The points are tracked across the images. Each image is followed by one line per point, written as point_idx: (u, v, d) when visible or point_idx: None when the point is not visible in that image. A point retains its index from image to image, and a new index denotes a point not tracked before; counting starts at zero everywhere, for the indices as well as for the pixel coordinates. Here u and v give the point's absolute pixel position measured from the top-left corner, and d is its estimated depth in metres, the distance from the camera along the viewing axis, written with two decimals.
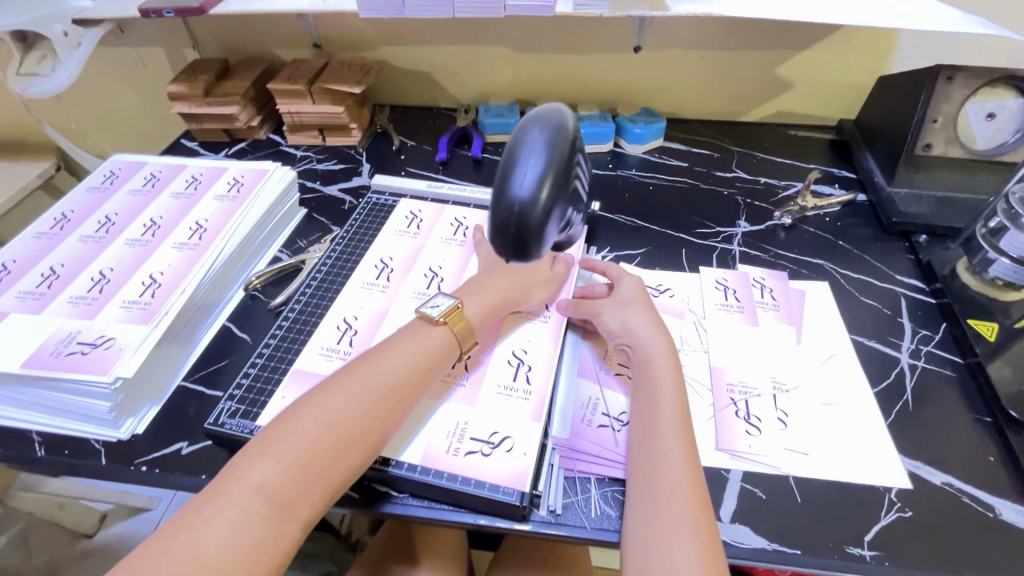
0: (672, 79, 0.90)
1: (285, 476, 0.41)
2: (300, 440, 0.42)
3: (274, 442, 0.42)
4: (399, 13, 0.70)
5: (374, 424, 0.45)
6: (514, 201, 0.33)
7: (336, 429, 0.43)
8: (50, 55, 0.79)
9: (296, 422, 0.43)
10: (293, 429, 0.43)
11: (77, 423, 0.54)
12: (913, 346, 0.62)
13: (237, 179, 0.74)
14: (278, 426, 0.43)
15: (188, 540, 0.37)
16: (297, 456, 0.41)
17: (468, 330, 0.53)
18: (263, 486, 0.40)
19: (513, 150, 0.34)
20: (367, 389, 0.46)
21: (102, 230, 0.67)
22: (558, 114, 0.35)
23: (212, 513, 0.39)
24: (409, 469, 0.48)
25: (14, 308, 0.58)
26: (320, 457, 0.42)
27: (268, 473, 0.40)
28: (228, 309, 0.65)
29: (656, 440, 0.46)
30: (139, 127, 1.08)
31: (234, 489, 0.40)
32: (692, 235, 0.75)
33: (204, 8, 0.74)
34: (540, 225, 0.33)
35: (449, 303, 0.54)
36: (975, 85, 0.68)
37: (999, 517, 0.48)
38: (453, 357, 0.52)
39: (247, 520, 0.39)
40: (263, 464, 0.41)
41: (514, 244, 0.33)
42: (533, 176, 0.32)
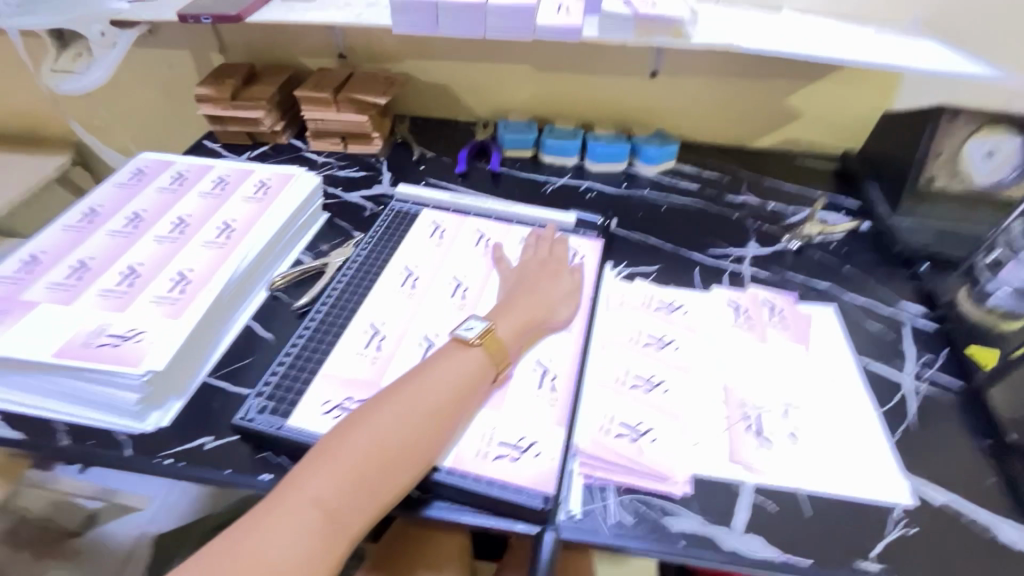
0: (687, 105, 0.94)
1: (340, 491, 0.43)
2: (351, 458, 0.44)
3: (326, 457, 0.44)
4: (432, 30, 0.73)
5: (421, 446, 0.47)
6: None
7: (381, 448, 0.45)
8: (85, 54, 0.81)
9: (347, 438, 0.45)
10: (344, 446, 0.45)
11: (103, 414, 0.55)
12: (916, 370, 0.64)
13: (264, 181, 0.75)
14: (329, 443, 0.45)
15: (252, 543, 0.40)
16: (348, 473, 0.43)
17: (502, 352, 0.55)
18: (319, 500, 0.42)
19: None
20: (414, 409, 0.48)
21: (131, 226, 0.68)
22: None
23: (270, 522, 0.41)
24: (455, 475, 0.49)
25: (44, 298, 0.58)
26: (368, 474, 0.44)
27: (322, 487, 0.42)
28: (252, 308, 0.66)
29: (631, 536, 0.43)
30: (159, 125, 1.10)
31: (292, 501, 0.42)
32: (703, 255, 0.78)
33: (240, 16, 0.76)
34: None
35: (483, 325, 0.55)
36: (977, 123, 0.73)
37: (998, 537, 0.50)
38: (489, 377, 0.53)
39: (302, 532, 0.41)
40: (316, 478, 0.43)
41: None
42: None
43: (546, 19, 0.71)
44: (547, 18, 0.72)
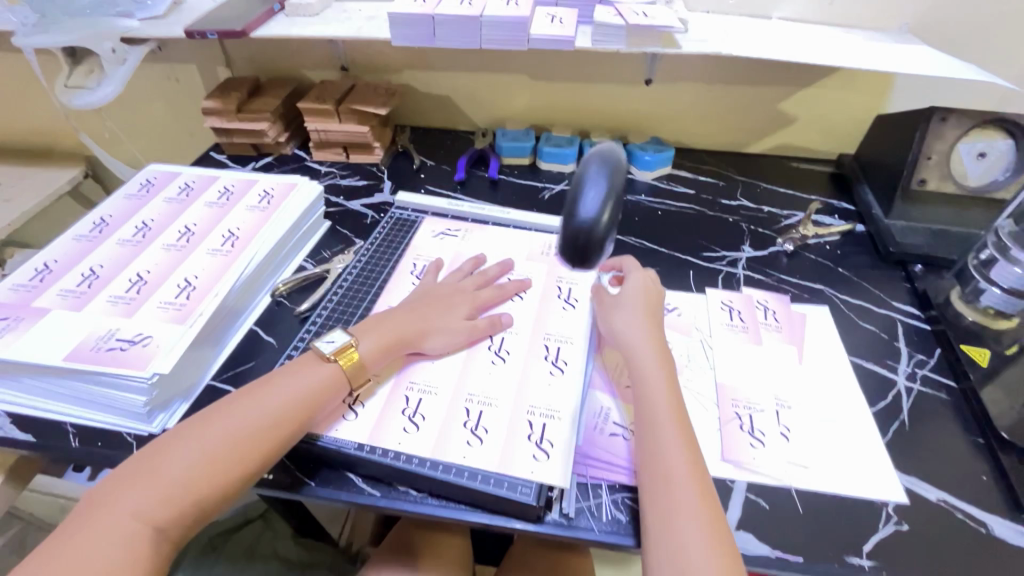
0: (681, 112, 0.95)
1: (191, 468, 0.44)
2: (216, 439, 0.45)
3: (196, 432, 0.46)
4: (429, 42, 0.75)
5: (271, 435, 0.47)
6: (585, 223, 0.54)
7: (240, 436, 0.46)
8: (96, 71, 0.84)
9: (218, 420, 0.47)
10: (218, 426, 0.46)
11: (111, 417, 0.56)
12: (910, 370, 0.64)
13: (267, 190, 0.77)
14: (201, 422, 0.47)
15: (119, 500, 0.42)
16: (209, 453, 0.45)
17: (358, 369, 0.54)
18: (174, 475, 0.43)
19: (581, 184, 0.55)
20: (266, 404, 0.49)
21: (139, 235, 0.70)
22: (613, 156, 0.57)
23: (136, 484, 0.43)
24: (450, 473, 0.50)
25: (55, 305, 0.60)
26: (226, 457, 0.45)
27: (183, 462, 0.44)
28: (255, 314, 0.68)
29: (658, 444, 0.48)
30: (166, 138, 1.13)
31: (157, 465, 0.44)
32: (698, 258, 0.79)
33: (245, 31, 0.79)
34: (602, 235, 0.54)
35: (344, 339, 0.55)
36: (967, 125, 0.73)
37: (991, 533, 0.50)
38: (345, 389, 0.53)
39: (155, 499, 0.42)
40: (182, 452, 0.45)
41: (582, 249, 0.54)
42: (597, 203, 0.53)
43: (539, 30, 0.73)
44: (541, 29, 0.73)
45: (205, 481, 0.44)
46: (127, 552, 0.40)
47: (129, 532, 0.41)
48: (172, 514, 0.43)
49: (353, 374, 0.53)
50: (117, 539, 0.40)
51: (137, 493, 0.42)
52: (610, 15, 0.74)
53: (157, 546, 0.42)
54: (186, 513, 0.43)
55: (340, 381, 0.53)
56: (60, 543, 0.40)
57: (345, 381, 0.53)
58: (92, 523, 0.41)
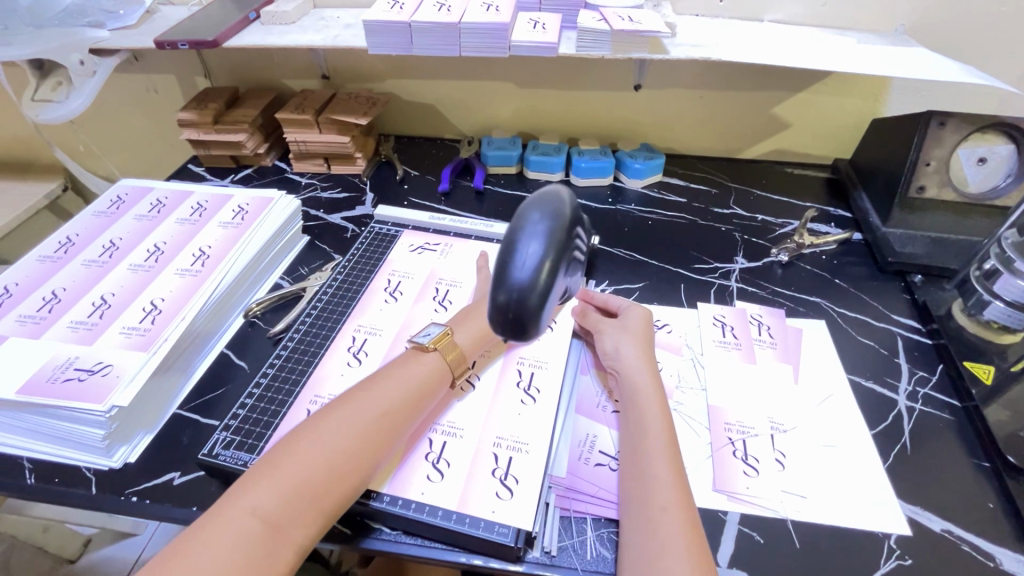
0: (671, 117, 0.93)
1: (278, 498, 0.41)
2: (300, 465, 0.42)
3: (272, 464, 0.42)
4: (407, 51, 0.72)
5: (363, 454, 0.45)
6: (511, 291, 0.35)
7: (329, 457, 0.43)
8: (65, 83, 0.81)
9: (293, 445, 0.44)
10: (298, 452, 0.43)
11: (69, 451, 0.53)
12: (911, 388, 0.62)
13: (242, 206, 0.75)
14: (274, 453, 0.44)
15: (191, 556, 0.37)
16: (293, 480, 0.42)
17: (459, 357, 0.54)
18: (257, 510, 0.40)
19: (514, 234, 0.37)
20: (355, 419, 0.46)
21: (106, 255, 0.67)
22: (556, 200, 0.39)
23: (210, 533, 0.39)
24: (424, 511, 0.47)
25: (13, 332, 0.58)
26: (315, 481, 0.42)
27: (263, 496, 0.40)
28: (227, 337, 0.65)
29: (648, 467, 0.46)
30: (147, 149, 1.10)
31: (231, 511, 0.40)
32: (690, 270, 0.76)
33: (217, 41, 0.76)
34: (538, 307, 0.35)
35: (440, 330, 0.55)
36: (967, 131, 0.70)
37: (1000, 567, 0.47)
38: (445, 383, 0.52)
39: (243, 541, 0.38)
40: (259, 487, 0.41)
41: (513, 324, 0.35)
42: (532, 261, 0.35)
43: (520, 36, 0.70)
44: (522, 35, 0.71)
45: (324, 477, 0.43)
46: (253, 553, 0.38)
47: (252, 532, 0.39)
48: (293, 511, 0.41)
49: (456, 360, 0.53)
50: (241, 537, 0.39)
51: (259, 490, 0.41)
52: (594, 20, 0.72)
53: (281, 545, 0.40)
54: (311, 512, 0.41)
55: (442, 371, 0.52)
56: (179, 549, 0.38)
57: (447, 370, 0.53)
58: (212, 521, 0.39)
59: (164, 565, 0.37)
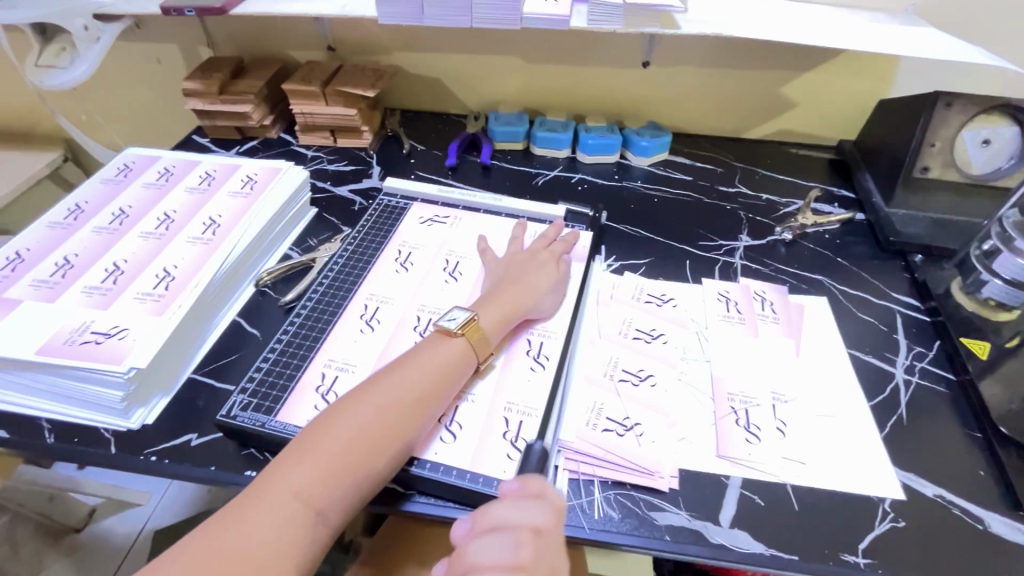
0: (679, 94, 0.92)
1: (318, 480, 0.42)
2: (337, 448, 0.44)
3: (310, 446, 0.44)
4: (418, 21, 0.72)
5: (397, 438, 0.46)
6: None
7: (365, 439, 0.45)
8: (68, 49, 0.80)
9: (332, 428, 0.45)
10: (335, 435, 0.44)
11: (87, 412, 0.54)
12: (908, 362, 0.63)
13: (250, 176, 0.75)
14: (312, 432, 0.45)
15: (238, 532, 0.40)
16: (332, 462, 0.43)
17: (482, 341, 0.54)
18: (299, 490, 0.42)
19: None
20: (389, 403, 0.47)
21: (116, 222, 0.67)
22: None
23: (254, 512, 0.41)
24: (439, 470, 0.49)
25: (28, 296, 0.58)
26: (352, 464, 0.44)
27: (304, 477, 0.42)
28: (238, 305, 0.66)
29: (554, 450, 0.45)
30: (150, 120, 1.09)
31: (273, 489, 0.41)
32: (696, 247, 0.77)
33: (225, 8, 0.75)
34: None
35: (465, 315, 0.55)
36: (971, 112, 0.71)
37: (989, 529, 0.50)
38: (472, 366, 0.53)
39: (285, 521, 0.41)
40: (298, 468, 0.42)
41: None
42: None
43: (532, 9, 0.70)
44: (534, 8, 0.71)
45: (358, 464, 0.44)
46: (295, 533, 0.41)
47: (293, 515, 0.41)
48: (332, 492, 0.43)
49: (481, 345, 0.54)
50: (283, 518, 0.41)
51: (300, 472, 0.42)
52: None
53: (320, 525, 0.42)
54: (349, 492, 0.43)
55: (467, 354, 0.53)
56: (226, 523, 0.40)
57: (472, 353, 0.53)
58: (253, 502, 0.41)
59: (212, 538, 0.39)
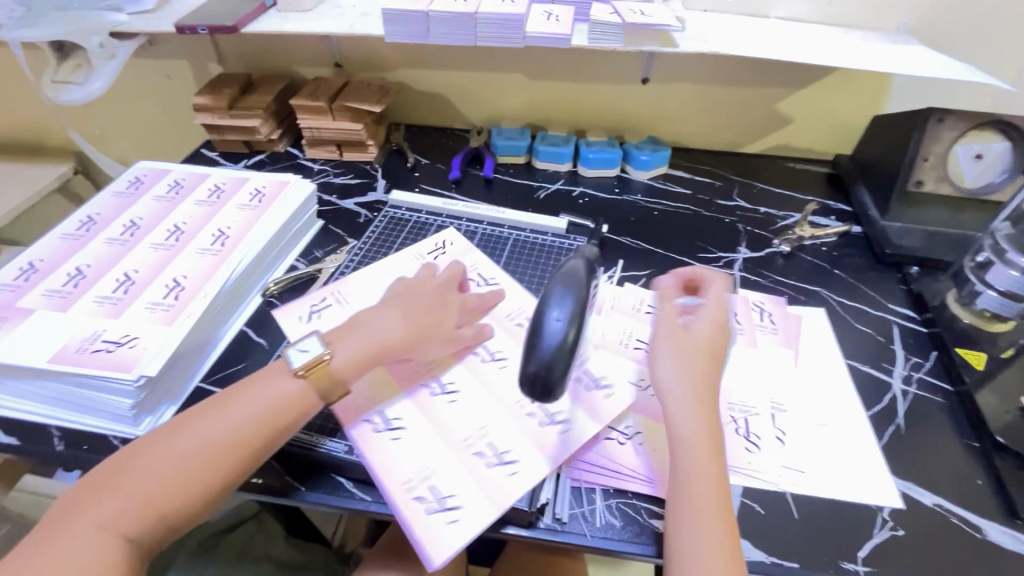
0: (678, 110, 0.95)
1: (152, 482, 0.43)
2: (180, 450, 0.45)
3: (154, 448, 0.45)
4: (424, 40, 0.74)
5: (246, 440, 0.46)
6: (543, 359, 0.45)
7: (213, 443, 0.45)
8: (84, 65, 0.82)
9: (183, 430, 0.46)
10: (183, 440, 0.45)
11: (97, 420, 0.55)
12: (906, 372, 0.64)
13: (259, 189, 0.76)
14: (161, 435, 0.46)
15: (64, 536, 0.41)
16: (174, 465, 0.44)
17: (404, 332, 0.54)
18: (129, 491, 0.42)
19: (543, 305, 0.47)
20: (246, 405, 0.48)
21: (127, 234, 0.69)
22: (578, 279, 0.48)
23: (84, 514, 0.42)
24: None
25: (40, 306, 0.59)
26: (192, 464, 0.44)
27: (140, 480, 0.43)
28: (246, 315, 0.67)
29: (686, 484, 0.45)
30: (160, 134, 1.11)
31: (104, 491, 0.42)
32: (695, 259, 0.78)
33: (236, 27, 0.77)
34: (559, 375, 0.45)
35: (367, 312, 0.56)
36: (963, 127, 0.73)
37: (987, 538, 0.50)
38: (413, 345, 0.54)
39: (114, 522, 0.41)
40: (137, 470, 0.43)
41: (539, 390, 0.45)
42: (558, 331, 0.45)
43: (535, 28, 0.72)
44: (537, 26, 0.73)
45: (172, 493, 0.43)
46: (119, 533, 0.41)
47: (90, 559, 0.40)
48: (165, 494, 0.43)
49: (410, 326, 0.55)
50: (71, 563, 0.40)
51: (136, 475, 0.43)
52: (606, 13, 0.74)
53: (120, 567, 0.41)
54: (185, 494, 0.44)
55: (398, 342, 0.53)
56: (55, 530, 0.41)
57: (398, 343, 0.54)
58: (59, 537, 0.41)
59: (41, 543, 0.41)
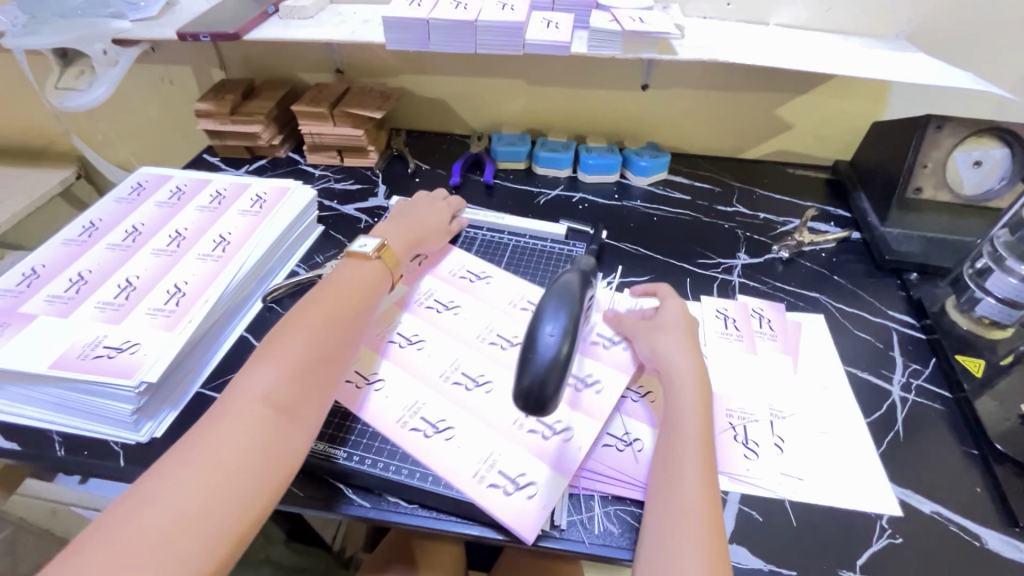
0: (677, 116, 0.95)
1: (279, 379, 0.48)
2: (292, 348, 0.50)
3: (266, 356, 0.49)
4: (424, 47, 0.74)
5: (343, 335, 0.53)
6: (537, 371, 0.46)
7: (318, 339, 0.52)
8: (88, 72, 0.83)
9: (285, 335, 0.51)
10: (288, 340, 0.51)
11: (97, 426, 0.55)
12: (904, 379, 0.64)
13: (260, 194, 0.77)
14: (262, 352, 0.50)
15: (211, 443, 0.43)
16: (290, 363, 0.49)
17: (396, 262, 0.63)
18: (265, 393, 0.46)
19: (536, 324, 0.49)
20: (329, 306, 0.55)
21: (129, 239, 0.69)
22: (569, 300, 0.51)
23: (225, 422, 0.44)
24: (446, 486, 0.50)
25: (42, 311, 0.60)
26: (308, 361, 0.50)
27: (267, 379, 0.47)
28: (246, 320, 0.67)
29: (677, 469, 0.47)
30: (162, 139, 1.12)
31: (238, 399, 0.46)
32: (694, 264, 0.78)
33: (238, 34, 0.78)
34: (553, 389, 0.46)
35: (376, 242, 0.63)
36: (963, 134, 0.73)
37: (985, 546, 0.50)
38: (386, 284, 0.61)
39: (257, 422, 0.45)
40: (261, 374, 0.48)
41: (534, 403, 0.45)
42: (551, 346, 0.47)
43: (535, 35, 0.73)
44: (537, 34, 0.73)
45: (303, 385, 0.48)
46: (267, 427, 0.45)
47: (259, 458, 0.43)
48: (296, 387, 0.48)
49: (393, 265, 0.63)
50: (245, 467, 0.42)
51: (262, 374, 0.48)
52: (605, 21, 0.74)
53: (290, 460, 0.45)
54: (311, 386, 0.49)
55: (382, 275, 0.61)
56: (199, 442, 0.43)
57: (386, 273, 0.62)
58: (210, 445, 0.43)
59: (192, 452, 0.43)
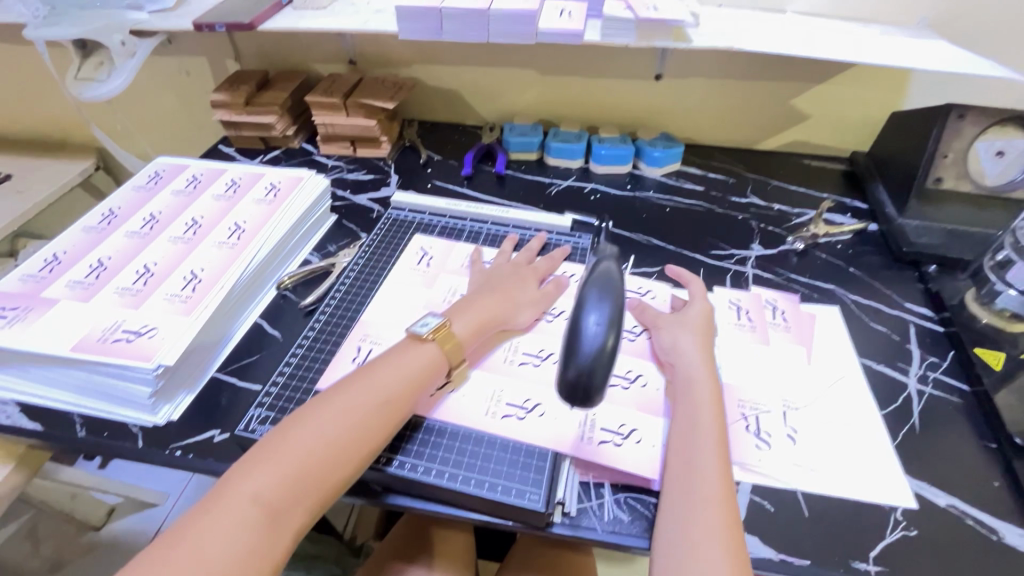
0: (691, 107, 0.94)
1: (276, 484, 0.43)
2: (300, 446, 0.44)
3: (272, 450, 0.44)
4: (437, 36, 0.74)
5: (362, 440, 0.47)
6: (584, 362, 0.44)
7: (332, 444, 0.45)
8: (106, 62, 0.84)
9: (301, 426, 0.46)
10: (302, 432, 0.45)
11: (117, 408, 0.57)
12: (922, 372, 0.63)
13: (274, 184, 0.77)
14: (275, 438, 0.45)
15: (192, 539, 0.39)
16: (292, 466, 0.43)
17: (457, 348, 0.55)
18: (257, 497, 0.42)
19: (580, 310, 0.47)
20: (362, 400, 0.48)
21: (147, 227, 0.71)
22: (613, 286, 0.49)
23: (210, 519, 0.41)
24: (460, 481, 0.50)
25: (64, 296, 0.61)
26: (312, 469, 0.44)
27: (264, 483, 0.42)
28: (261, 307, 0.68)
29: (694, 462, 0.47)
30: (178, 131, 1.13)
31: (230, 496, 0.42)
32: (707, 255, 0.78)
33: (253, 24, 0.78)
34: (600, 380, 0.44)
35: (437, 321, 0.56)
36: (985, 124, 0.71)
37: (1003, 540, 0.49)
38: (441, 374, 0.54)
39: (243, 528, 0.40)
40: (257, 473, 0.43)
41: (580, 395, 0.44)
42: (597, 335, 0.45)
43: (548, 23, 0.72)
44: (550, 22, 0.73)
45: (297, 496, 0.43)
46: (251, 539, 0.40)
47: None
48: (291, 495, 0.43)
49: (453, 352, 0.55)
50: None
51: (260, 477, 0.43)
52: (619, 8, 0.73)
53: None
54: (309, 495, 0.43)
55: (438, 362, 0.53)
56: (181, 535, 0.40)
57: (443, 361, 0.54)
58: (183, 544, 0.39)
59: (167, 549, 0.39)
